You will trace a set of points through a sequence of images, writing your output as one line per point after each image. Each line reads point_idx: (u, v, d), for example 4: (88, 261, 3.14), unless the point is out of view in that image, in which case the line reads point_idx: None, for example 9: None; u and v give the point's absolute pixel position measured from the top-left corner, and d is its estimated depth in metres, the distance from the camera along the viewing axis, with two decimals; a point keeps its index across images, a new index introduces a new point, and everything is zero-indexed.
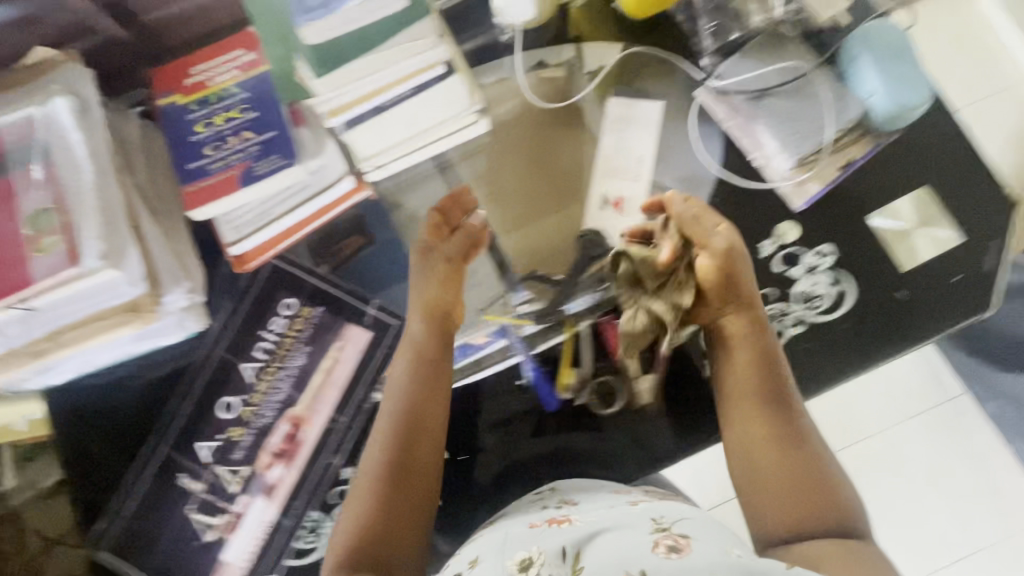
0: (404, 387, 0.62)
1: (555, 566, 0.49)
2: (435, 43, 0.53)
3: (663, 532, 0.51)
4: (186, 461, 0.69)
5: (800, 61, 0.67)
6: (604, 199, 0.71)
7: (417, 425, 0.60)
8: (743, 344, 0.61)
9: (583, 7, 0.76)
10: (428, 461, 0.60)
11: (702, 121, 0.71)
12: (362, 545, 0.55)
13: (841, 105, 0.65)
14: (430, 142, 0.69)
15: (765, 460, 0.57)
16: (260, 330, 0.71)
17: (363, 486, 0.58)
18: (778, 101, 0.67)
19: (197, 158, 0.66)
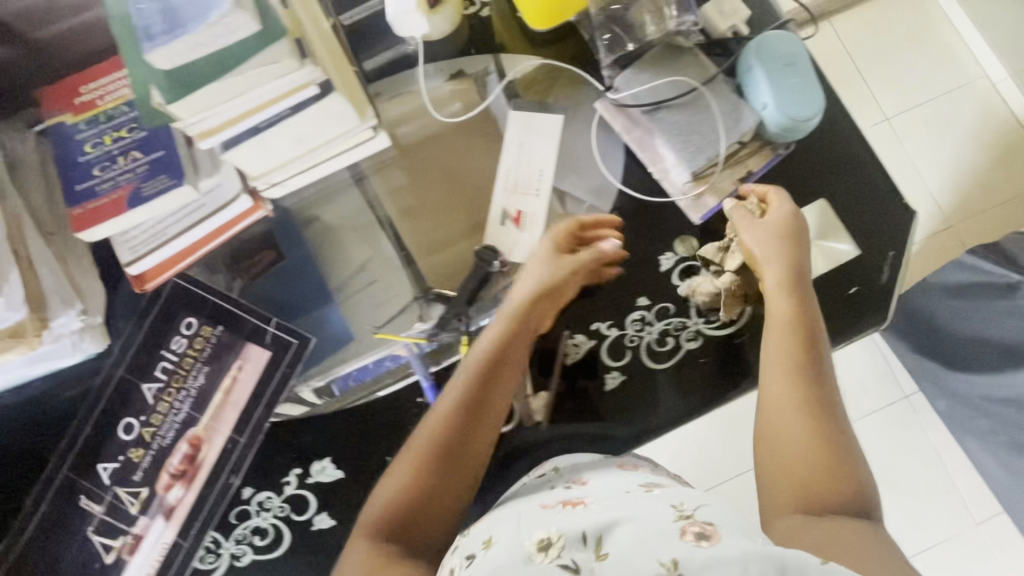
0: (478, 360, 0.62)
1: (579, 550, 0.46)
2: (300, 66, 0.52)
3: (686, 520, 0.48)
4: (87, 482, 0.68)
5: (693, 71, 0.66)
6: (504, 214, 0.71)
7: (484, 402, 0.60)
8: (772, 312, 0.62)
9: (489, 22, 0.77)
10: (486, 438, 0.60)
11: (602, 134, 0.71)
12: (400, 510, 0.56)
13: (736, 117, 0.64)
14: (328, 157, 0.68)
15: (790, 429, 0.58)
16: (161, 350, 0.70)
17: (417, 444, 0.59)
18: (673, 113, 0.66)
19: (85, 179, 0.65)
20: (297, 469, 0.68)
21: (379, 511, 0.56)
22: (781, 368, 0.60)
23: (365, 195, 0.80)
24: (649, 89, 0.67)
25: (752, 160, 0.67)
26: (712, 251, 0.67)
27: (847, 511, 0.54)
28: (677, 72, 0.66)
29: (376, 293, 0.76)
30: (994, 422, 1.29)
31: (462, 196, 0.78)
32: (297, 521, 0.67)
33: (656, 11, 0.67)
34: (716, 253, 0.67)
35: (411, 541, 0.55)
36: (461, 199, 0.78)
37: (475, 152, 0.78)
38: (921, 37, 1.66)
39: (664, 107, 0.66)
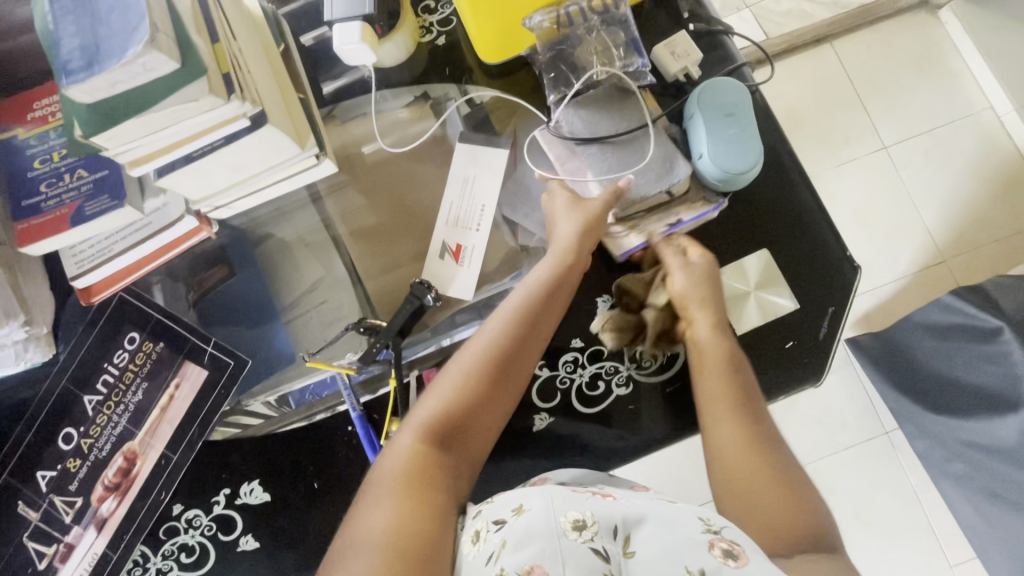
0: (532, 294, 0.63)
1: (608, 540, 0.50)
2: (224, 102, 0.53)
3: (714, 534, 0.51)
4: (25, 488, 0.69)
5: (631, 112, 0.66)
6: (444, 246, 0.71)
7: (533, 333, 0.62)
8: (709, 356, 0.63)
9: (447, 50, 0.77)
10: (528, 364, 0.62)
11: (539, 159, 0.71)
12: (449, 417, 0.58)
13: (667, 163, 0.64)
14: (271, 181, 0.69)
15: (740, 473, 0.58)
16: (104, 363, 0.71)
17: (466, 365, 0.60)
18: (605, 151, 0.66)
19: (32, 196, 0.66)
20: (227, 488, 0.70)
21: (426, 417, 0.58)
22: (724, 413, 0.60)
23: (319, 216, 0.80)
24: (585, 123, 0.66)
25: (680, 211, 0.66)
26: (636, 281, 0.67)
27: (808, 547, 0.54)
28: (615, 110, 0.66)
29: (320, 315, 0.76)
30: (969, 467, 1.23)
31: (410, 221, 0.78)
32: (223, 541, 0.68)
33: (603, 53, 0.67)
34: (638, 286, 0.67)
35: (456, 447, 0.57)
36: (409, 224, 0.78)
37: (427, 180, 0.77)
38: (927, 66, 1.61)
39: (597, 144, 0.66)
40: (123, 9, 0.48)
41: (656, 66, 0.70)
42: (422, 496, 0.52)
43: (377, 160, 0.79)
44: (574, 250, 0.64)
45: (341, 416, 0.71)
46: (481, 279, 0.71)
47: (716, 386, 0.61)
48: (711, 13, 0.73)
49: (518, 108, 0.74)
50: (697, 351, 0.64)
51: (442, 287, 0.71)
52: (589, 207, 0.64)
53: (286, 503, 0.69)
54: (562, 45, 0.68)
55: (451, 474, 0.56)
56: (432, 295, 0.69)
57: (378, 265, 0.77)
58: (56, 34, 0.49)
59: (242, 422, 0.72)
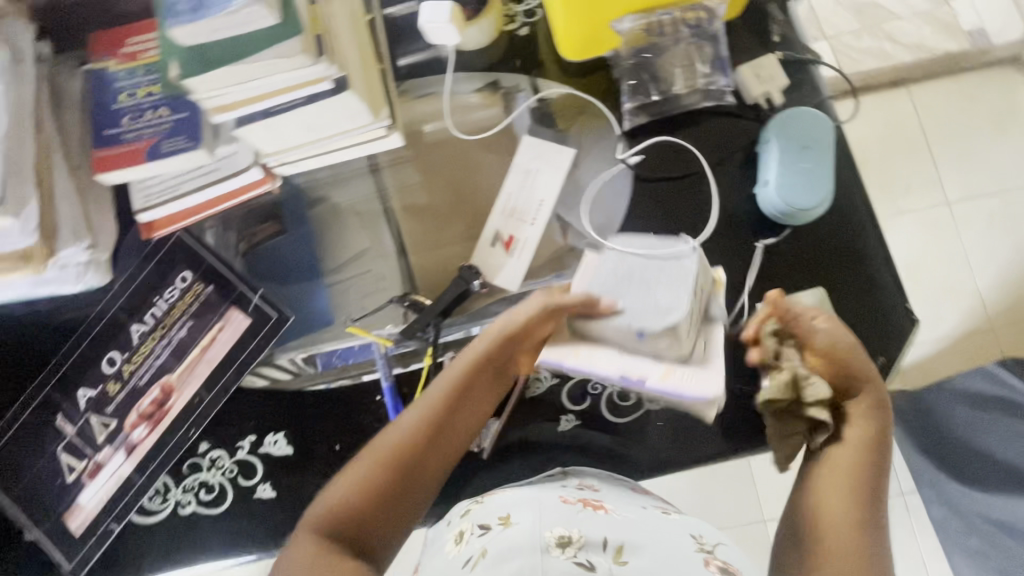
0: (451, 381, 0.64)
1: (595, 553, 0.54)
2: (314, 62, 0.54)
3: (707, 553, 0.59)
4: (66, 403, 0.73)
5: (677, 259, 0.60)
6: (496, 235, 0.71)
7: (451, 422, 0.63)
8: (858, 426, 0.60)
9: (526, 42, 0.77)
10: (439, 459, 0.63)
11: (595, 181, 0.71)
12: (356, 502, 0.58)
13: (665, 304, 0.56)
14: (338, 146, 0.70)
15: (835, 538, 0.56)
16: (154, 297, 0.74)
17: (374, 459, 0.60)
18: (622, 263, 0.60)
19: (113, 126, 0.69)
20: (252, 436, 0.72)
21: (333, 504, 0.58)
22: (846, 485, 0.58)
23: (377, 187, 0.82)
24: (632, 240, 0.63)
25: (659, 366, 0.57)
26: (779, 388, 0.58)
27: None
28: (665, 249, 0.61)
29: (364, 283, 0.77)
30: (986, 543, 1.19)
31: (465, 205, 0.78)
32: (242, 486, 0.70)
33: (688, 68, 0.68)
34: (778, 392, 0.58)
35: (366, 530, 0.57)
36: (463, 208, 0.78)
37: (487, 167, 0.78)
38: (1006, 124, 1.54)
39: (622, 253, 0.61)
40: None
41: (739, 87, 0.69)
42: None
43: (442, 140, 0.80)
44: (499, 343, 0.64)
45: (370, 384, 0.72)
46: (528, 273, 0.71)
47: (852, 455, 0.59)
48: (801, 39, 0.71)
49: (592, 109, 0.73)
50: (849, 420, 0.60)
51: (488, 274, 0.71)
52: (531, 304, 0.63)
53: (307, 460, 0.70)
54: (647, 54, 0.69)
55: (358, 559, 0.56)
56: (479, 281, 0.70)
57: (426, 246, 0.78)
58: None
59: (269, 375, 0.73)
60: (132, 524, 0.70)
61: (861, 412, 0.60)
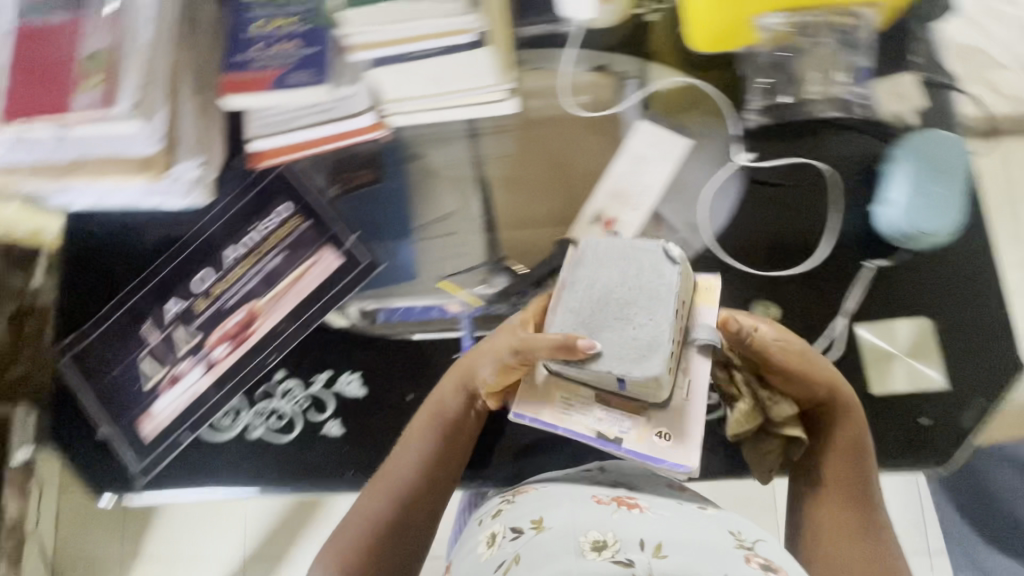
0: (428, 440, 0.65)
1: (634, 551, 0.51)
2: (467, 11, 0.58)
3: (748, 550, 0.54)
4: (155, 312, 0.75)
5: (656, 276, 0.55)
6: (596, 216, 0.70)
7: (435, 481, 0.65)
8: (837, 432, 0.60)
9: (655, 25, 0.75)
10: (421, 515, 0.63)
11: (711, 177, 0.69)
12: (347, 568, 0.60)
13: (640, 356, 0.52)
14: (455, 105, 0.70)
15: (846, 548, 0.58)
16: (251, 224, 0.76)
17: (351, 528, 0.62)
18: (596, 286, 0.56)
19: (243, 53, 0.69)
20: (327, 372, 0.72)
21: (330, 561, 0.60)
22: (837, 491, 0.60)
23: (472, 152, 0.78)
24: (607, 253, 0.58)
25: (634, 430, 0.58)
26: (744, 414, 0.59)
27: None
28: (644, 263, 0.56)
29: (451, 245, 0.76)
30: None
31: (568, 181, 0.75)
32: (312, 420, 0.71)
33: (823, 74, 0.67)
34: (743, 419, 0.60)
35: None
36: (564, 185, 0.75)
37: (596, 146, 0.74)
38: None
39: (594, 273, 0.57)
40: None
41: (872, 102, 0.68)
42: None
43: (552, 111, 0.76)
44: (469, 398, 0.67)
45: (451, 342, 0.72)
46: None
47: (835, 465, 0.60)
48: (942, 64, 0.69)
49: (720, 106, 0.70)
50: (824, 429, 0.60)
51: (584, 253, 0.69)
52: (498, 350, 0.61)
53: (379, 405, 0.71)
54: (787, 54, 0.67)
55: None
56: None
57: (519, 220, 0.75)
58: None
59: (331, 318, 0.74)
60: (201, 439, 0.72)
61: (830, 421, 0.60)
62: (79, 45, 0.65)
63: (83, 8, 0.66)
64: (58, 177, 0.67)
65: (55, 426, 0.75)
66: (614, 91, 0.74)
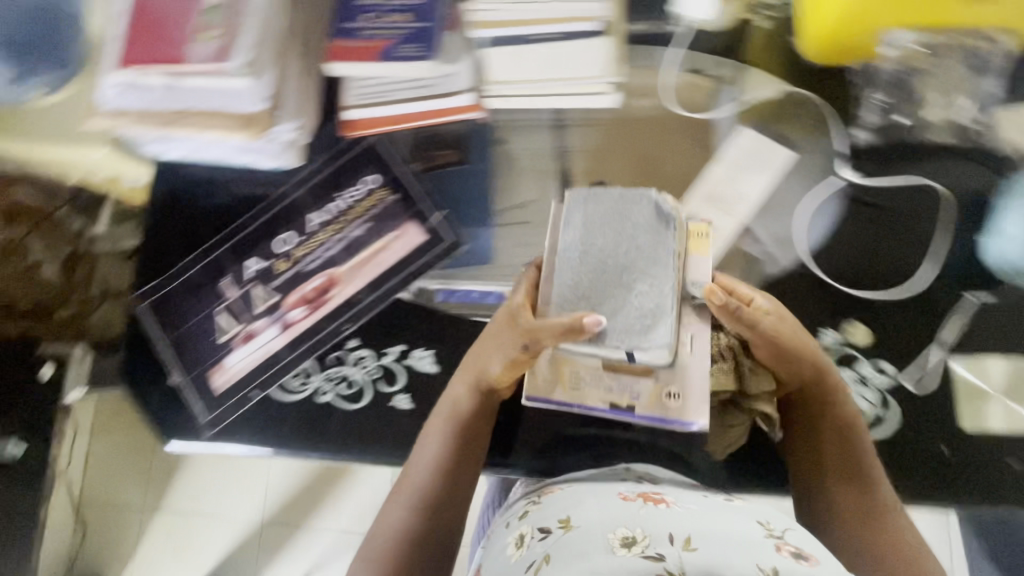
0: (436, 447, 0.65)
1: (664, 546, 0.49)
2: None
3: (777, 538, 0.51)
4: (235, 268, 0.76)
5: (647, 237, 0.60)
6: (689, 218, 0.69)
7: (450, 487, 0.65)
8: (824, 411, 0.61)
9: (766, 33, 0.73)
10: (447, 515, 0.65)
11: (815, 189, 0.68)
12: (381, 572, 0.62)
13: (643, 332, 0.58)
14: (559, 94, 0.70)
15: (851, 523, 0.59)
16: (338, 191, 0.76)
17: (377, 546, 0.64)
18: (594, 253, 0.60)
19: (353, 20, 0.69)
20: (400, 346, 0.73)
21: (365, 561, 0.63)
22: (834, 471, 0.60)
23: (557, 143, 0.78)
24: (600, 218, 0.61)
25: (645, 393, 0.62)
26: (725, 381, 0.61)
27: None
28: (637, 227, 0.60)
29: (534, 232, 0.75)
30: None
31: (657, 179, 0.73)
32: (382, 391, 0.71)
33: (944, 98, 0.66)
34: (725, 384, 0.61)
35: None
36: (652, 183, 0.73)
37: (693, 149, 0.73)
38: None
39: (588, 240, 0.60)
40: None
41: (992, 133, 0.66)
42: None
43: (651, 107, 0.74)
44: (479, 398, 0.66)
45: None
46: (718, 263, 0.68)
47: (831, 451, 0.61)
48: None
49: (826, 120, 0.69)
50: (813, 410, 0.62)
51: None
52: (506, 345, 0.62)
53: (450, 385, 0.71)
54: (910, 72, 0.66)
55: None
56: None
57: None
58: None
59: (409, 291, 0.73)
60: (269, 398, 0.72)
61: (815, 400, 0.61)
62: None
63: None
64: (161, 126, 0.68)
65: (129, 368, 0.76)
66: (711, 95, 0.73)
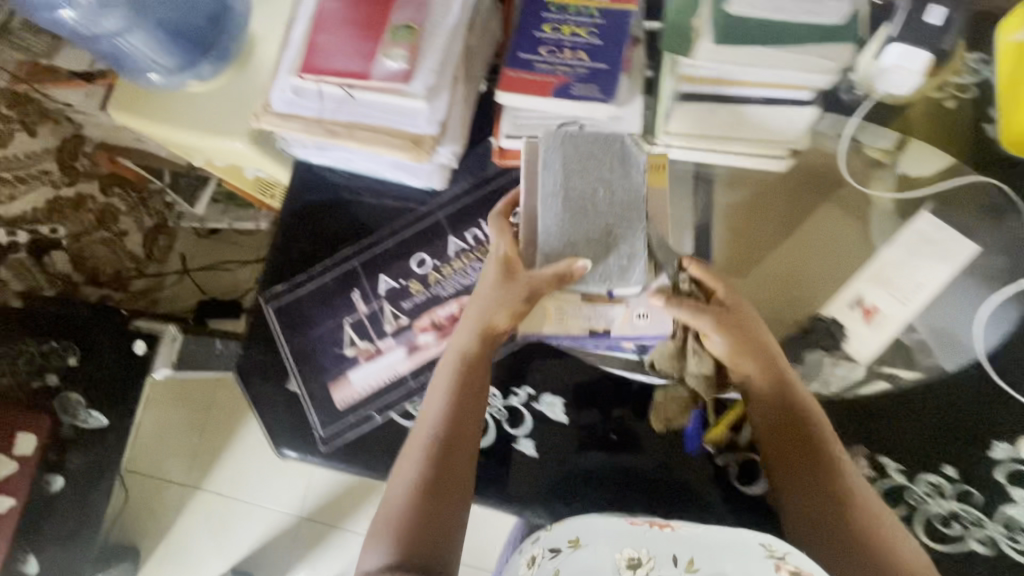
0: (442, 401, 0.62)
1: (666, 564, 0.55)
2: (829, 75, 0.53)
3: (777, 561, 0.51)
4: (366, 283, 0.75)
5: (622, 180, 0.62)
6: (857, 300, 0.65)
7: (456, 441, 0.61)
8: (794, 398, 0.61)
9: (949, 115, 0.70)
10: (460, 476, 0.60)
11: (1002, 292, 0.65)
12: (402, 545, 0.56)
13: (620, 274, 0.61)
14: (731, 152, 0.67)
15: (855, 515, 0.57)
16: (481, 219, 0.75)
17: (392, 522, 0.58)
18: (576, 197, 0.61)
19: (530, 52, 0.68)
20: (528, 388, 0.70)
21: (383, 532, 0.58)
22: (817, 463, 0.59)
23: (697, 200, 0.69)
24: (580, 163, 0.62)
25: (618, 318, 0.66)
26: (666, 353, 0.66)
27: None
28: (611, 169, 0.62)
29: None
30: None
31: (816, 246, 0.70)
32: (506, 433, 0.69)
33: None
34: (670, 360, 0.66)
35: (425, 556, 0.56)
36: (810, 251, 0.69)
37: (855, 226, 0.70)
38: None
39: (569, 183, 0.61)
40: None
41: None
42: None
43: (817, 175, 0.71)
44: (480, 349, 0.64)
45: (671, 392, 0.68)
46: (885, 351, 0.64)
47: (803, 436, 0.60)
48: None
49: (1010, 215, 0.66)
50: (788, 398, 0.61)
51: (839, 340, 0.64)
52: (507, 296, 0.62)
53: (583, 438, 0.68)
54: None
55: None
56: (833, 338, 0.65)
57: (760, 281, 0.68)
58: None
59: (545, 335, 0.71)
60: (388, 422, 0.70)
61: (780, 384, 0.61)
62: (386, 15, 0.65)
63: None
64: (329, 137, 0.67)
65: (247, 368, 0.75)
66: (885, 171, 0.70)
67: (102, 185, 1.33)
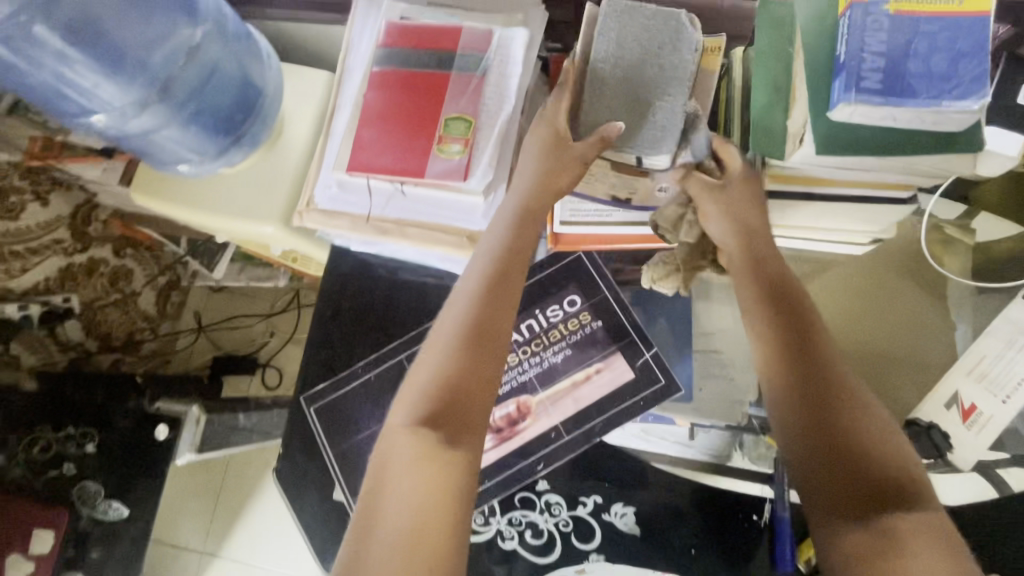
0: (487, 261, 0.56)
1: None
2: (934, 180, 0.49)
3: None
4: None
5: (673, 57, 0.55)
6: (953, 399, 0.61)
7: (499, 305, 0.54)
8: None
9: None
10: (497, 346, 0.52)
11: None
12: (428, 404, 0.50)
13: (651, 140, 0.54)
14: (804, 238, 0.64)
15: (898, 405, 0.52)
16: (535, 308, 0.70)
17: (432, 363, 0.52)
18: (624, 68, 0.55)
19: None
20: (596, 497, 0.68)
21: (413, 400, 0.50)
22: None
23: None
24: (634, 31, 0.55)
25: (640, 190, 0.61)
26: (669, 219, 0.60)
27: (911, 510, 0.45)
28: (661, 45, 0.55)
29: (745, 383, 0.68)
30: None
31: (897, 334, 0.69)
32: (576, 546, 0.66)
33: None
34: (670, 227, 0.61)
35: (445, 422, 0.49)
36: (891, 344, 0.69)
37: (928, 312, 0.70)
38: None
39: (621, 57, 0.55)
40: (973, 50, 0.42)
41: None
42: (437, 498, 0.46)
43: (882, 261, 0.71)
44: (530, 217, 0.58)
45: (750, 502, 0.66)
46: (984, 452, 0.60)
47: None
48: None
49: None
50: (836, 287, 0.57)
51: (942, 448, 0.59)
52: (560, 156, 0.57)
53: (657, 549, 0.66)
54: None
55: (453, 457, 0.48)
56: (934, 443, 0.60)
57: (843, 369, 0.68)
58: (859, 15, 0.44)
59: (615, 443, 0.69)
60: None
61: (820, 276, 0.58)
62: (439, 105, 0.61)
63: (450, 66, 0.62)
64: (377, 235, 0.63)
65: (289, 478, 0.70)
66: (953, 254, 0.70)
67: (114, 248, 1.29)
